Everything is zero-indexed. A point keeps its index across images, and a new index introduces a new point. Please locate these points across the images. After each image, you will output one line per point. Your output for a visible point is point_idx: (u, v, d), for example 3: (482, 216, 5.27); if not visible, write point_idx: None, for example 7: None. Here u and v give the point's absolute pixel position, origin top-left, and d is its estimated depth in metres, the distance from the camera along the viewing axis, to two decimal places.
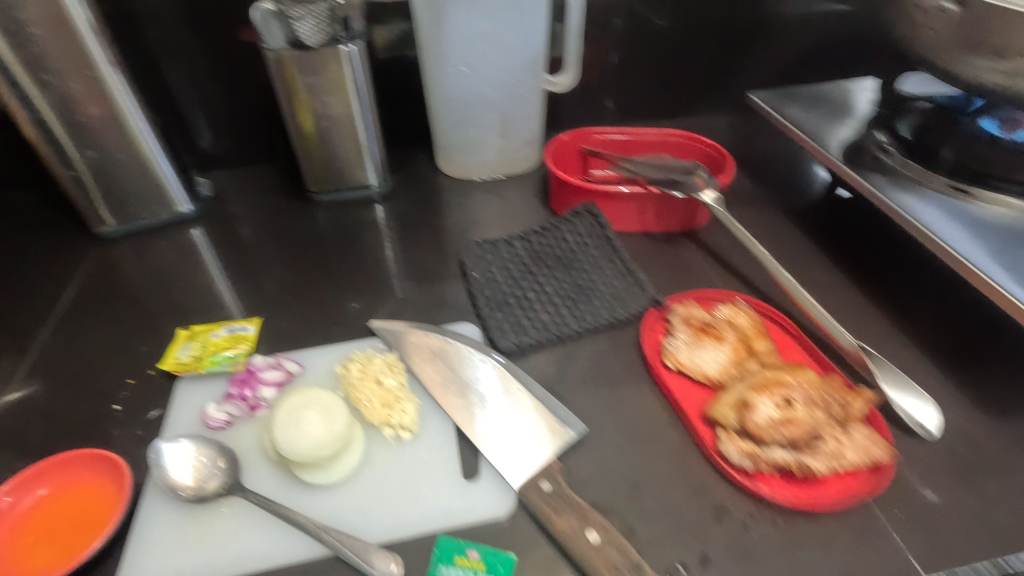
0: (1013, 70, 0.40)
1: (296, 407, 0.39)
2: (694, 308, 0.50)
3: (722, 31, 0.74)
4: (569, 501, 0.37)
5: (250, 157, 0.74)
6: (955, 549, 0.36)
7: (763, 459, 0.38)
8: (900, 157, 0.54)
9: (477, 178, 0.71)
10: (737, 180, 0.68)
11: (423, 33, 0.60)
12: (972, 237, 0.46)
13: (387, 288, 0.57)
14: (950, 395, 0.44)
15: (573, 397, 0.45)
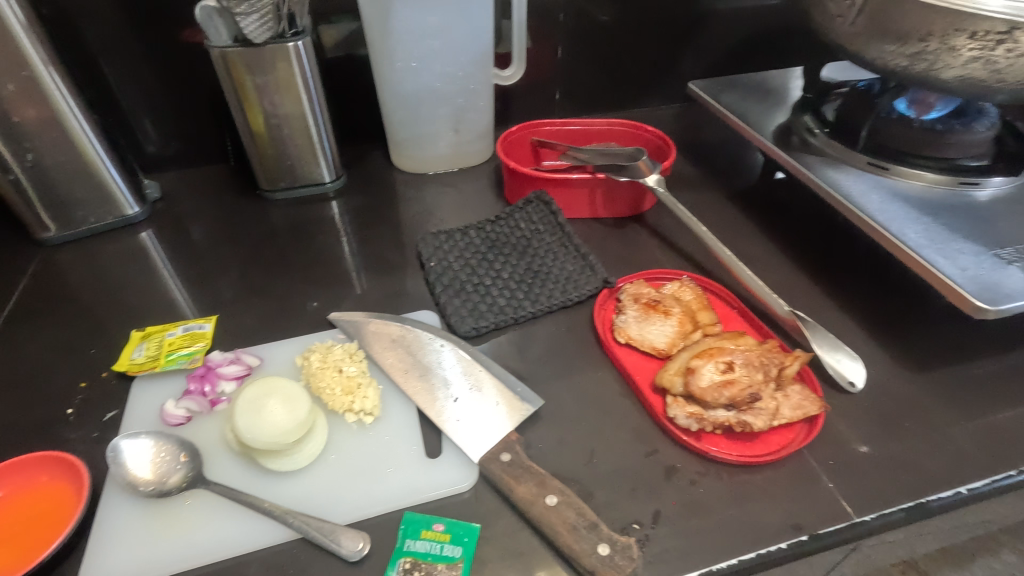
0: (914, 54, 0.44)
1: (257, 397, 0.39)
2: (642, 286, 0.53)
3: (661, 25, 0.78)
4: (528, 470, 0.38)
5: (199, 158, 0.74)
6: (880, 489, 0.39)
7: (708, 419, 0.41)
8: (825, 137, 0.58)
9: (432, 172, 0.72)
10: (681, 167, 0.72)
11: (369, 28, 0.60)
12: (889, 208, 0.50)
13: (344, 282, 0.58)
14: (874, 353, 0.48)
15: (531, 375, 0.47)
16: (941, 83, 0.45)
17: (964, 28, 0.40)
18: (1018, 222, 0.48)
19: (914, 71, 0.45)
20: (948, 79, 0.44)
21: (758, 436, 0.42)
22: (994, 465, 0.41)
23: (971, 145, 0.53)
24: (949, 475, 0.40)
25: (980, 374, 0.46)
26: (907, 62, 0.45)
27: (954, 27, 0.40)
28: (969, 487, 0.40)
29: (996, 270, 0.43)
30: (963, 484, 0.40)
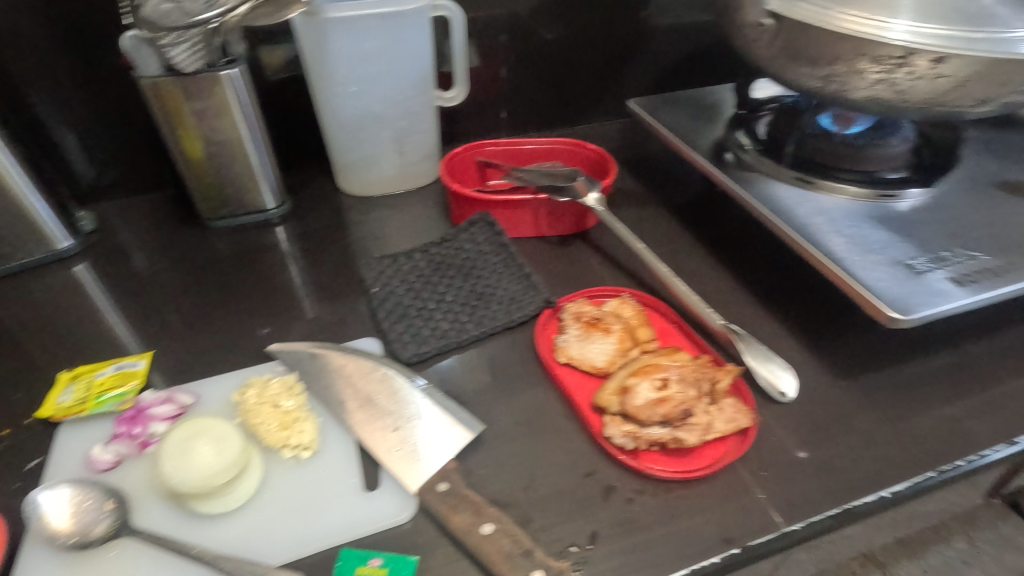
0: (826, 76, 0.46)
1: (185, 439, 0.38)
2: (584, 304, 0.54)
3: (601, 43, 0.79)
4: (465, 499, 0.39)
5: (138, 186, 0.72)
6: (808, 498, 0.41)
7: (643, 437, 0.42)
8: (756, 154, 0.59)
9: (379, 194, 0.72)
10: (624, 182, 0.73)
11: (308, 54, 0.61)
12: (814, 222, 0.52)
13: (286, 310, 0.57)
14: (805, 362, 0.50)
15: (473, 400, 0.47)
16: (853, 102, 0.47)
17: (867, 52, 0.42)
18: (931, 232, 0.51)
19: (828, 92, 0.47)
20: (858, 99, 0.46)
21: (693, 451, 0.43)
22: (915, 467, 0.43)
23: (890, 159, 0.57)
24: (873, 479, 0.42)
25: (901, 378, 0.49)
26: (821, 83, 0.47)
27: (858, 52, 0.42)
28: (891, 490, 0.41)
29: (910, 280, 0.46)
30: (886, 488, 0.41)
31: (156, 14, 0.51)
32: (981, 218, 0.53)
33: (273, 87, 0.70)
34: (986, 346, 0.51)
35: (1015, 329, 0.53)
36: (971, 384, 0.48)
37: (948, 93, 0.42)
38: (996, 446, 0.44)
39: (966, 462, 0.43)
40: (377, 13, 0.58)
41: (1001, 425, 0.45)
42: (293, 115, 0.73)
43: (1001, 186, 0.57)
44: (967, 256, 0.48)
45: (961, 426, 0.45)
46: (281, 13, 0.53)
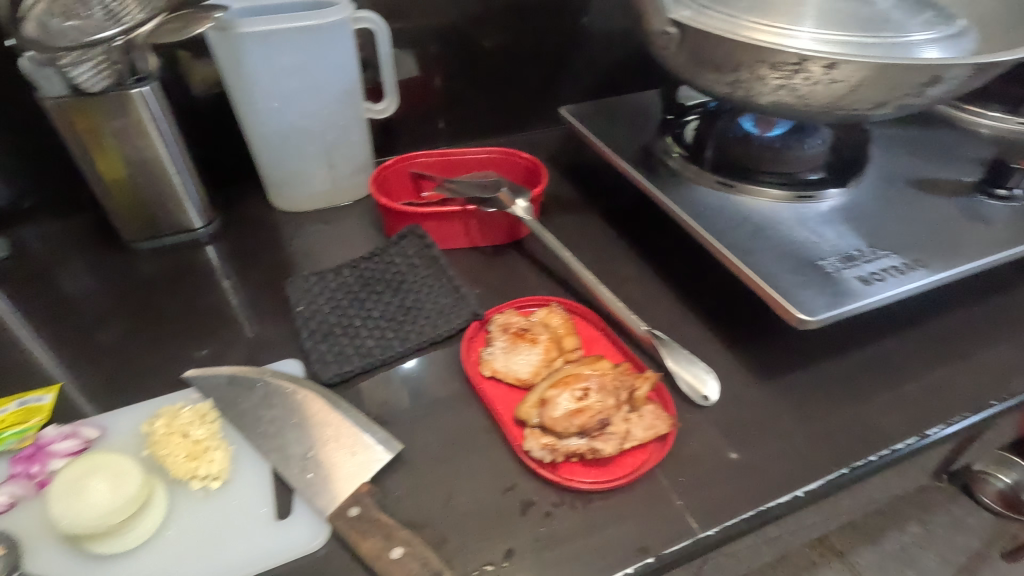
0: (731, 82, 0.46)
1: (77, 478, 0.37)
2: (512, 315, 0.53)
3: (536, 50, 0.79)
4: (376, 523, 0.38)
5: (58, 209, 0.69)
6: (724, 502, 0.41)
7: (560, 449, 0.41)
8: (681, 160, 0.60)
9: (312, 209, 0.71)
10: (560, 189, 0.73)
11: (225, 70, 0.59)
12: (733, 225, 0.53)
13: (209, 332, 0.55)
14: (727, 365, 0.50)
15: (395, 419, 0.46)
16: (760, 107, 0.47)
17: (765, 59, 0.42)
18: (843, 232, 0.52)
19: (736, 97, 0.48)
20: (764, 104, 0.47)
21: (613, 460, 0.43)
22: (828, 465, 0.43)
23: (808, 160, 0.58)
24: (788, 480, 0.42)
25: (819, 376, 0.50)
26: (729, 89, 0.47)
27: (758, 59, 0.43)
28: (805, 490, 0.42)
29: (821, 281, 0.47)
30: (800, 488, 0.42)
31: (51, 33, 0.48)
32: (892, 217, 0.54)
33: (196, 103, 0.68)
34: (901, 341, 0.53)
35: (929, 323, 0.55)
36: (886, 379, 0.49)
37: (844, 97, 0.43)
38: (907, 439, 0.45)
39: (879, 457, 0.44)
40: (294, 27, 0.57)
41: (912, 418, 0.47)
42: (220, 131, 0.71)
43: (913, 184, 0.59)
44: (875, 255, 0.50)
45: (875, 422, 0.46)
46: (189, 29, 0.51)
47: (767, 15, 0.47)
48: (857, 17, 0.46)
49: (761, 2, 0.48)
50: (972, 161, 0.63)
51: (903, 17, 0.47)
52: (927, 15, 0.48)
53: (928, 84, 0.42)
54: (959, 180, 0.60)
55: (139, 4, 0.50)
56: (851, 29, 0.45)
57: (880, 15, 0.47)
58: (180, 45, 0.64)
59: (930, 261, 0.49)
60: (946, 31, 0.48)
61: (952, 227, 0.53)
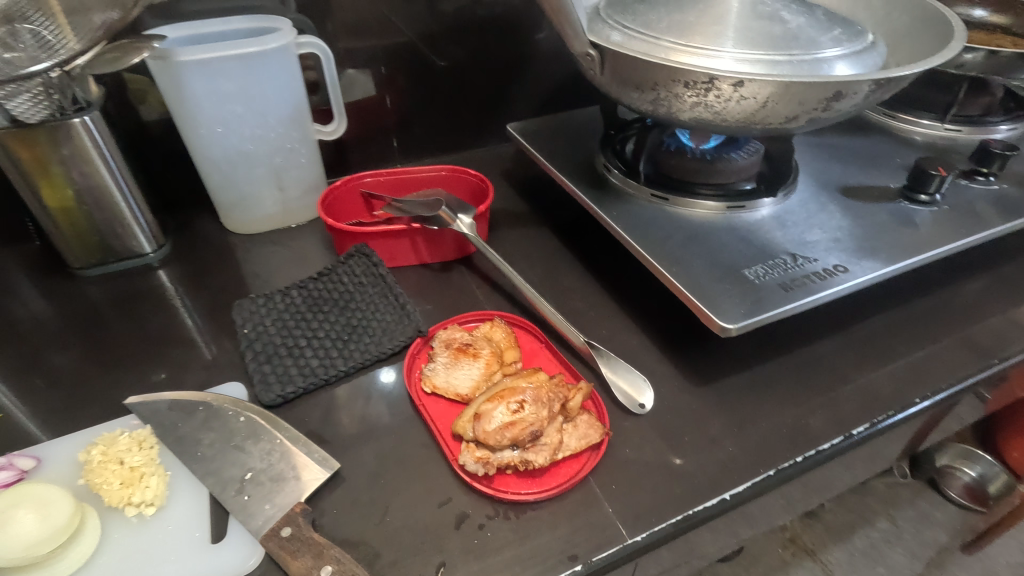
0: (653, 100, 0.48)
1: (4, 509, 0.38)
2: (455, 330, 0.54)
3: (486, 68, 0.81)
4: (308, 542, 0.38)
5: (5, 238, 0.69)
6: (652, 507, 0.42)
7: (493, 462, 0.42)
8: (621, 175, 0.61)
9: (264, 231, 0.72)
10: (510, 204, 0.75)
11: (167, 97, 0.60)
12: (666, 236, 0.55)
13: (153, 357, 0.55)
14: (662, 375, 0.52)
15: (335, 438, 0.47)
16: (683, 122, 0.49)
17: (679, 78, 0.44)
18: (772, 239, 0.54)
19: (660, 113, 0.50)
20: (686, 119, 0.48)
21: (548, 471, 0.44)
22: (754, 467, 0.45)
23: (741, 170, 0.60)
24: (715, 483, 0.44)
25: (748, 383, 0.52)
26: (652, 106, 0.49)
27: (672, 78, 0.45)
28: (731, 492, 0.44)
29: (744, 288, 0.49)
30: (726, 491, 0.44)
31: None
32: (819, 223, 0.56)
33: (144, 128, 0.68)
34: (831, 343, 0.56)
35: (857, 326, 0.58)
36: (811, 384, 0.52)
37: (756, 112, 0.45)
38: (832, 439, 0.48)
39: (804, 458, 0.46)
40: (233, 54, 0.58)
41: (837, 418, 0.49)
42: (170, 155, 0.71)
43: (841, 192, 0.61)
44: (800, 262, 0.51)
45: (801, 425, 0.49)
46: (128, 58, 0.53)
47: (684, 36, 0.48)
48: (769, 35, 0.48)
49: (681, 22, 0.50)
50: (898, 168, 0.66)
51: (814, 34, 0.49)
52: (837, 32, 0.51)
53: (833, 99, 0.44)
54: (885, 187, 0.62)
55: (77, 35, 0.50)
56: (763, 47, 0.47)
57: (791, 32, 0.49)
58: (126, 72, 0.64)
59: (852, 264, 0.51)
60: (855, 46, 0.50)
61: (877, 231, 0.56)
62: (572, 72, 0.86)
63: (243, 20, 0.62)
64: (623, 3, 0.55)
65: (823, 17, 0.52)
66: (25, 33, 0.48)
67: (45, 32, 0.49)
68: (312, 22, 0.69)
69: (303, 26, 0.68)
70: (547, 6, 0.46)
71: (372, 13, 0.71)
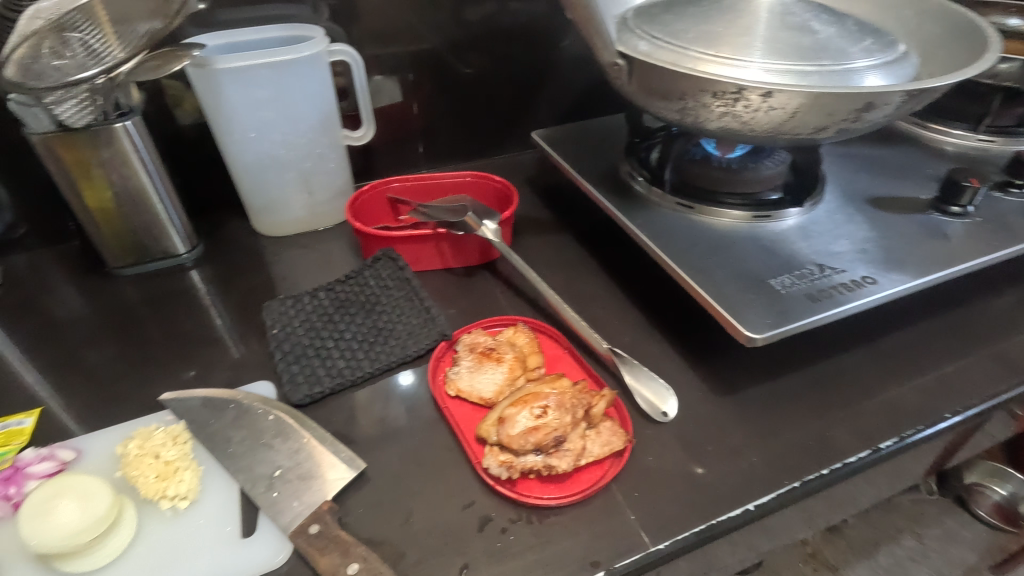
0: (679, 109, 0.48)
1: (48, 498, 0.39)
2: (479, 335, 0.55)
3: (511, 76, 0.82)
4: (335, 540, 0.39)
5: (48, 237, 0.72)
6: (675, 517, 0.42)
7: (517, 466, 0.43)
8: (645, 183, 0.62)
9: (292, 234, 0.73)
10: (534, 210, 0.75)
11: (204, 103, 0.62)
12: (690, 244, 0.55)
13: (187, 355, 0.57)
14: (684, 384, 0.52)
15: (361, 439, 0.48)
16: (709, 132, 0.50)
17: (707, 89, 0.45)
18: (798, 250, 0.54)
19: (687, 123, 0.50)
20: (712, 129, 0.49)
21: (570, 476, 0.44)
22: (779, 479, 0.45)
23: (767, 180, 0.60)
24: (738, 494, 0.44)
25: (772, 393, 0.52)
26: (679, 116, 0.49)
27: (700, 88, 0.45)
28: (755, 503, 0.44)
29: (769, 299, 0.48)
30: (750, 501, 0.44)
31: (32, 72, 0.50)
32: (847, 234, 0.56)
33: (180, 133, 0.70)
34: (857, 355, 0.55)
35: (884, 338, 0.57)
36: (837, 396, 0.51)
37: (785, 123, 0.45)
38: (859, 452, 0.47)
39: (829, 470, 0.46)
40: (267, 61, 0.60)
41: (864, 431, 0.49)
42: (204, 159, 0.73)
43: (869, 202, 0.60)
44: (828, 272, 0.51)
45: (827, 437, 0.48)
46: (168, 66, 0.55)
47: (712, 46, 0.49)
48: (798, 46, 0.48)
49: (709, 33, 0.50)
50: (929, 179, 0.65)
51: (844, 44, 0.49)
52: (868, 42, 0.51)
53: (864, 110, 0.44)
54: (915, 198, 0.61)
55: (121, 43, 0.51)
56: (793, 58, 0.47)
57: (820, 43, 0.49)
58: (164, 78, 0.66)
59: (881, 276, 0.51)
60: (886, 57, 0.50)
61: (907, 243, 0.55)
62: (597, 80, 0.87)
63: (278, 29, 0.64)
64: (650, 13, 0.55)
65: (853, 27, 0.52)
66: (75, 41, 0.50)
67: (92, 40, 0.50)
68: (342, 30, 0.70)
69: (334, 34, 0.70)
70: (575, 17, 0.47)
71: (400, 21, 0.72)
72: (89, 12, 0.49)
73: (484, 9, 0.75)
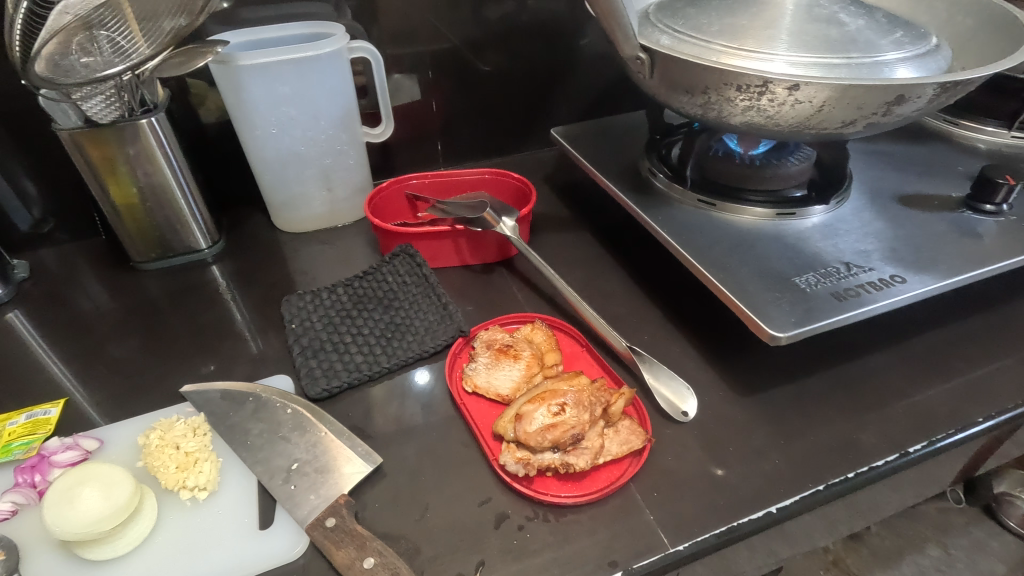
0: (702, 104, 0.48)
1: (70, 487, 0.40)
2: (497, 331, 0.55)
3: (531, 74, 0.82)
4: (351, 534, 0.39)
5: (76, 232, 0.73)
6: (696, 519, 0.42)
7: (534, 463, 0.42)
8: (666, 180, 0.61)
9: (312, 230, 0.74)
10: (552, 208, 0.75)
11: (227, 99, 0.63)
12: (712, 241, 0.54)
13: (208, 348, 0.57)
14: (705, 384, 0.51)
15: (377, 434, 0.48)
16: (733, 126, 0.49)
17: (731, 82, 0.44)
18: (823, 248, 0.53)
19: (709, 118, 0.49)
20: (736, 124, 0.48)
21: (588, 475, 0.43)
22: (803, 481, 0.44)
23: (792, 177, 0.58)
24: (760, 496, 0.43)
25: (796, 395, 0.50)
26: (702, 110, 0.48)
27: (724, 82, 0.44)
28: (778, 506, 0.43)
29: (793, 297, 0.47)
30: (773, 504, 0.43)
31: (61, 69, 0.49)
32: (874, 232, 0.54)
33: (203, 130, 0.71)
34: (885, 356, 0.54)
35: (912, 339, 0.55)
36: (863, 398, 0.50)
37: (812, 117, 0.44)
38: (886, 456, 0.46)
39: (855, 474, 0.45)
40: (288, 58, 0.60)
41: (892, 435, 0.47)
42: (226, 156, 0.74)
43: (898, 200, 0.59)
44: (855, 270, 0.50)
45: (853, 440, 0.47)
46: (193, 63, 0.56)
47: (737, 39, 0.48)
48: (825, 38, 0.47)
49: (733, 26, 0.49)
50: (961, 176, 0.63)
51: (874, 36, 0.48)
52: (898, 34, 0.49)
53: (895, 103, 0.43)
54: (946, 196, 0.60)
55: (147, 39, 0.52)
56: (820, 51, 0.46)
57: (849, 35, 0.48)
58: (188, 76, 0.67)
59: (910, 275, 0.49)
60: (918, 49, 0.48)
61: (937, 241, 0.53)
62: (616, 77, 0.86)
63: (299, 26, 0.65)
64: (673, 7, 0.55)
65: (883, 19, 0.50)
66: (102, 39, 0.50)
67: (120, 37, 0.51)
68: (362, 28, 0.70)
69: (354, 33, 0.70)
70: (597, 10, 0.46)
71: (420, 19, 0.72)
72: (117, 9, 0.49)
73: (504, 7, 0.75)
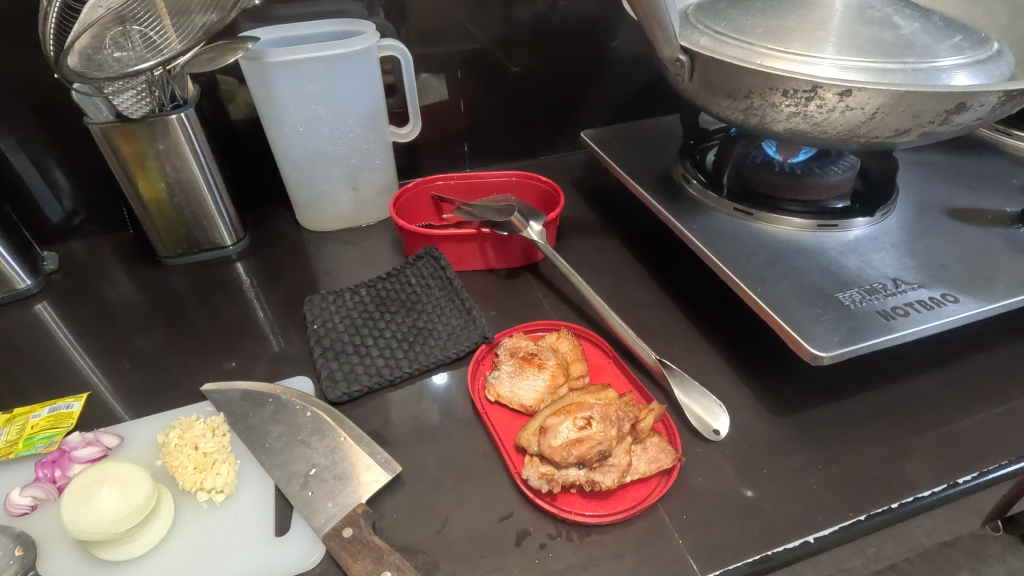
0: (743, 108, 0.45)
1: (90, 484, 0.40)
2: (521, 339, 0.53)
3: (563, 76, 0.80)
4: (368, 546, 0.38)
5: (107, 227, 0.74)
6: (728, 548, 0.39)
7: (557, 479, 0.41)
8: (701, 187, 0.59)
9: (336, 229, 0.74)
10: (580, 212, 0.73)
11: (256, 96, 0.63)
12: (749, 253, 0.51)
13: (231, 346, 0.57)
14: (739, 401, 0.49)
15: (397, 440, 0.46)
16: (776, 133, 0.46)
17: (777, 86, 0.42)
18: (865, 264, 0.50)
19: (750, 124, 0.47)
20: (780, 131, 0.45)
21: (613, 493, 0.42)
22: (843, 511, 0.41)
23: (833, 187, 0.56)
24: (798, 523, 0.41)
25: (833, 416, 0.48)
26: (743, 116, 0.46)
27: (769, 86, 0.42)
28: (816, 535, 0.40)
29: (836, 314, 0.45)
30: (811, 532, 0.40)
31: (94, 63, 0.49)
32: (921, 247, 0.52)
33: (232, 126, 0.71)
34: (929, 379, 0.51)
35: (958, 362, 0.52)
36: (907, 425, 0.47)
37: (862, 125, 0.42)
38: (933, 486, 0.43)
39: (898, 505, 0.42)
40: (318, 55, 0.60)
41: (938, 464, 0.44)
42: (254, 152, 0.74)
43: (947, 213, 0.56)
44: (905, 289, 0.47)
45: (896, 467, 0.44)
46: (224, 58, 0.56)
47: (783, 41, 0.45)
48: (879, 41, 0.45)
49: (779, 28, 0.47)
50: (1015, 190, 0.60)
51: (930, 41, 0.45)
52: (957, 39, 0.47)
53: (954, 111, 0.40)
54: (999, 211, 0.57)
55: (179, 35, 0.52)
56: (872, 54, 0.44)
57: (904, 38, 0.45)
58: (219, 73, 0.67)
59: (962, 295, 0.46)
60: (978, 55, 0.46)
61: (991, 259, 0.50)
62: (648, 80, 0.84)
63: (330, 23, 0.64)
64: (714, 7, 0.52)
65: (940, 23, 0.48)
66: (135, 34, 0.50)
67: (152, 33, 0.51)
68: (393, 27, 0.70)
69: (384, 31, 0.70)
70: (636, 11, 0.44)
71: (451, 19, 0.71)
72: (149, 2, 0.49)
73: (535, 7, 0.73)
